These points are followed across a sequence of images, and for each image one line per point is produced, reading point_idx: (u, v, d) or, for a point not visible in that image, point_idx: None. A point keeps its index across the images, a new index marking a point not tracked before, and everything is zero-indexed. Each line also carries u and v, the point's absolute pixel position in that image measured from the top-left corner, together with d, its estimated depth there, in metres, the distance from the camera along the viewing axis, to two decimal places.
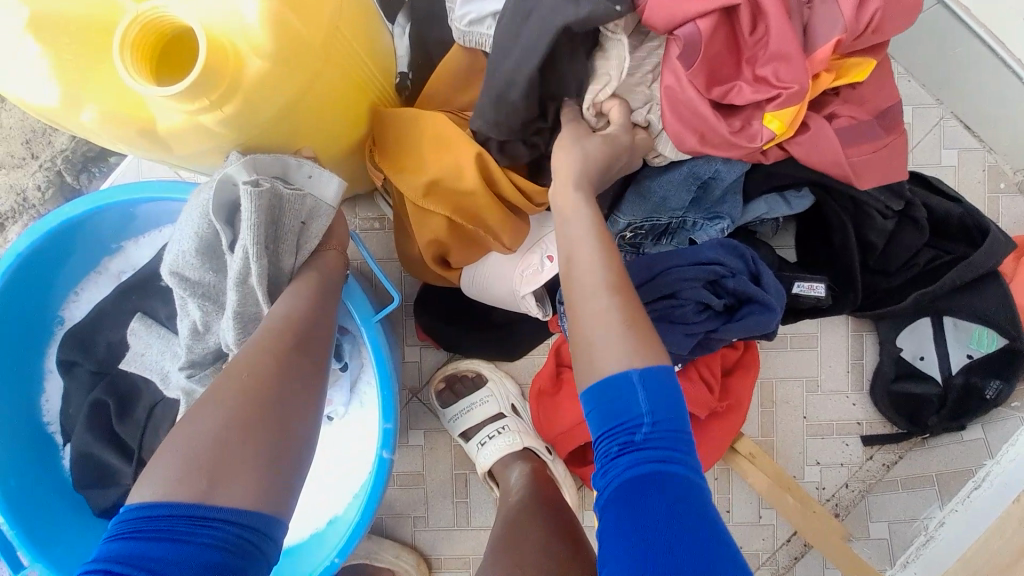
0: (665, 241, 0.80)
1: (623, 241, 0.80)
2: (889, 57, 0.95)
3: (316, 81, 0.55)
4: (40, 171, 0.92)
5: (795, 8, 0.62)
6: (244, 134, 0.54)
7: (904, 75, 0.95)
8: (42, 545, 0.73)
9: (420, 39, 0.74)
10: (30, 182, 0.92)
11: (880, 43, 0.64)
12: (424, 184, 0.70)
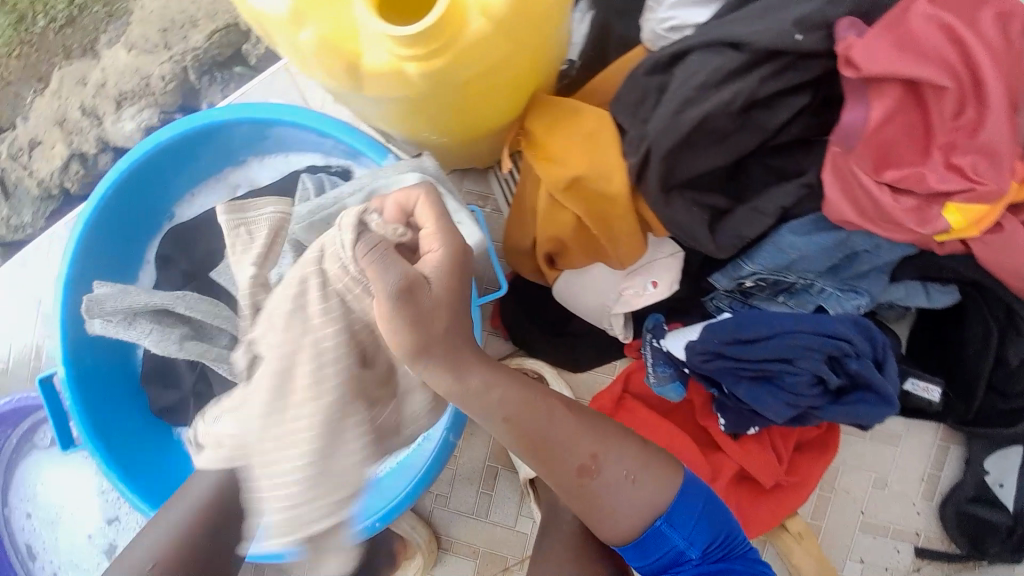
0: (782, 298, 0.78)
1: (740, 286, 0.79)
2: None
3: (518, 54, 0.52)
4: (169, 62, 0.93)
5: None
6: (433, 91, 0.51)
7: None
8: (101, 427, 0.75)
9: (600, 30, 0.72)
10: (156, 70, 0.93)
11: None
12: (566, 179, 0.65)
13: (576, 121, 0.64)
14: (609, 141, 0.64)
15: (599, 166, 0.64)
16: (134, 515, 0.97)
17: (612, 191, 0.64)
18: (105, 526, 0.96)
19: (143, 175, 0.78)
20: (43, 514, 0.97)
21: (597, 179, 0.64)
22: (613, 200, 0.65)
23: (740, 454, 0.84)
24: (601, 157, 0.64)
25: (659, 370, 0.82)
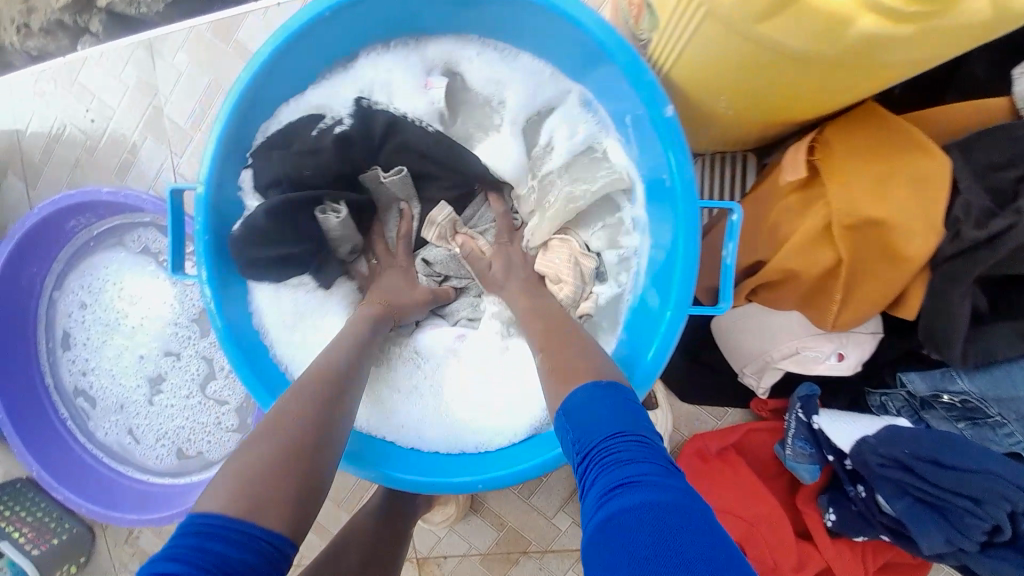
0: (960, 425, 0.69)
1: (927, 397, 0.71)
2: None
3: (949, 54, 0.42)
4: None
5: None
6: (840, 58, 0.42)
7: None
8: (225, 268, 0.66)
9: None
10: None
11: None
12: (864, 215, 0.54)
13: (900, 161, 0.54)
14: (933, 196, 0.54)
15: (908, 220, 0.54)
16: (195, 358, 0.90)
17: (906, 253, 0.55)
18: (161, 357, 0.90)
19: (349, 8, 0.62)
20: (99, 314, 0.91)
21: (897, 231, 0.54)
22: (899, 262, 0.56)
23: (833, 556, 0.77)
24: (915, 211, 0.54)
25: (798, 446, 0.75)
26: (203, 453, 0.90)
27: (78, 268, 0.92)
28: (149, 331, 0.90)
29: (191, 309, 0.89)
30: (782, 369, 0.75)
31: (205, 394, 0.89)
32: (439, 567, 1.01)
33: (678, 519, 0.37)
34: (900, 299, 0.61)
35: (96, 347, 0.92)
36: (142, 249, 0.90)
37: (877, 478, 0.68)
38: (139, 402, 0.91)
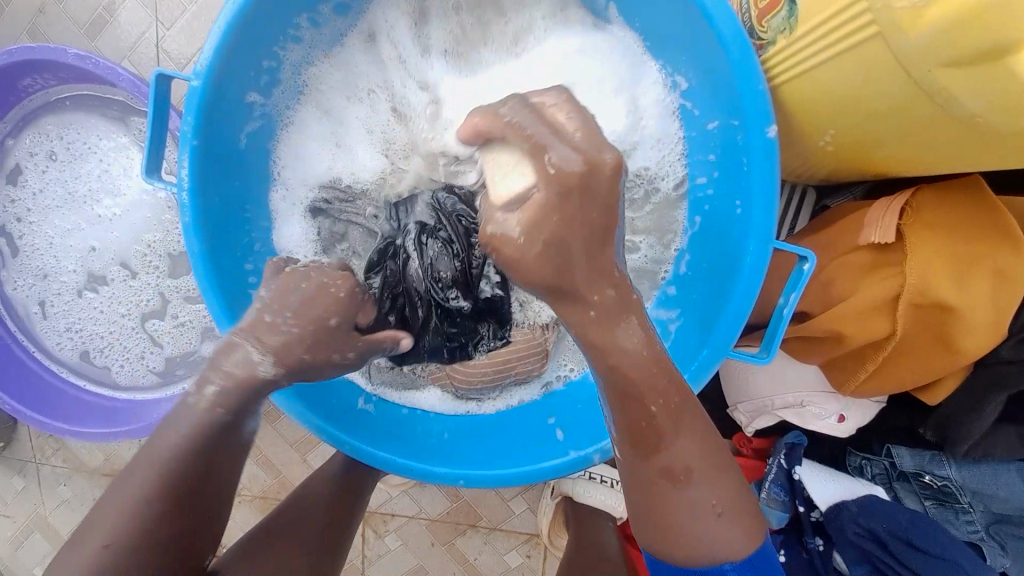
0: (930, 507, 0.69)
1: (907, 473, 0.70)
2: None
3: None
4: None
5: None
6: (988, 134, 0.36)
7: None
8: (208, 182, 0.56)
9: None
10: None
11: None
12: (936, 297, 0.50)
13: (992, 250, 0.49)
14: (1014, 298, 0.50)
15: (978, 312, 0.50)
16: (149, 281, 0.80)
17: (961, 345, 0.51)
18: (115, 264, 0.79)
19: None
20: (48, 189, 0.79)
21: (963, 323, 0.50)
22: (950, 351, 0.52)
23: None
24: (989, 305, 0.50)
25: (774, 491, 0.76)
26: (144, 372, 0.82)
27: (37, 124, 0.78)
28: (106, 228, 0.78)
29: (160, 218, 0.78)
30: (777, 415, 0.73)
31: (144, 327, 0.81)
32: (385, 524, 1.00)
33: None
34: (931, 386, 0.59)
35: (40, 218, 0.80)
36: (117, 137, 0.77)
37: (846, 541, 0.69)
38: (79, 296, 0.81)
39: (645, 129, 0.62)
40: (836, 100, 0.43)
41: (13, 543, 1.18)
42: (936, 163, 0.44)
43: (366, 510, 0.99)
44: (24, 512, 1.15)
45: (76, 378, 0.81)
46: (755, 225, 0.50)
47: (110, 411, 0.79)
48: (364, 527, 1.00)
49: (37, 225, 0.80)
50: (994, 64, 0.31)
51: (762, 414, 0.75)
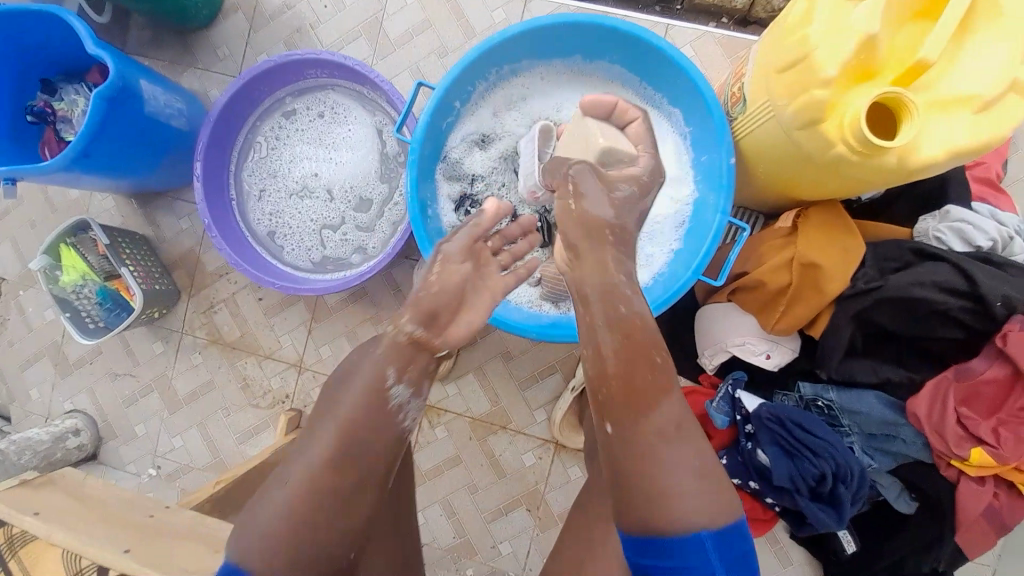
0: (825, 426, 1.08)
1: (812, 403, 1.10)
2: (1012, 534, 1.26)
3: (884, 183, 0.79)
4: None
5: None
6: (824, 163, 0.79)
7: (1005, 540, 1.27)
8: (425, 139, 1.03)
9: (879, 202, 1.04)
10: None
11: None
12: (810, 260, 0.95)
13: (840, 240, 0.95)
14: (850, 265, 0.94)
15: (831, 270, 0.94)
16: (338, 202, 1.24)
17: (825, 288, 0.95)
18: (321, 186, 1.24)
19: (579, 33, 1.02)
20: (294, 131, 1.26)
21: (825, 276, 0.95)
22: (819, 293, 0.96)
23: None
24: (838, 267, 0.94)
25: (721, 403, 1.14)
26: (310, 257, 1.25)
27: (303, 93, 1.25)
28: (329, 166, 1.24)
29: (363, 168, 1.24)
30: (728, 352, 1.13)
31: (323, 230, 1.24)
32: (439, 416, 1.36)
33: None
34: (814, 322, 1.01)
35: (284, 146, 1.26)
36: (354, 116, 1.25)
37: (765, 428, 1.08)
38: (287, 197, 1.25)
39: (665, 160, 1.10)
40: (762, 147, 0.89)
41: (130, 401, 1.47)
42: (820, 185, 0.87)
43: (429, 403, 1.35)
44: (153, 373, 1.46)
45: (265, 250, 1.25)
46: (718, 209, 0.97)
47: (285, 275, 1.21)
48: (424, 417, 1.36)
49: (285, 147, 1.26)
50: (815, 128, 0.76)
51: (719, 351, 1.15)
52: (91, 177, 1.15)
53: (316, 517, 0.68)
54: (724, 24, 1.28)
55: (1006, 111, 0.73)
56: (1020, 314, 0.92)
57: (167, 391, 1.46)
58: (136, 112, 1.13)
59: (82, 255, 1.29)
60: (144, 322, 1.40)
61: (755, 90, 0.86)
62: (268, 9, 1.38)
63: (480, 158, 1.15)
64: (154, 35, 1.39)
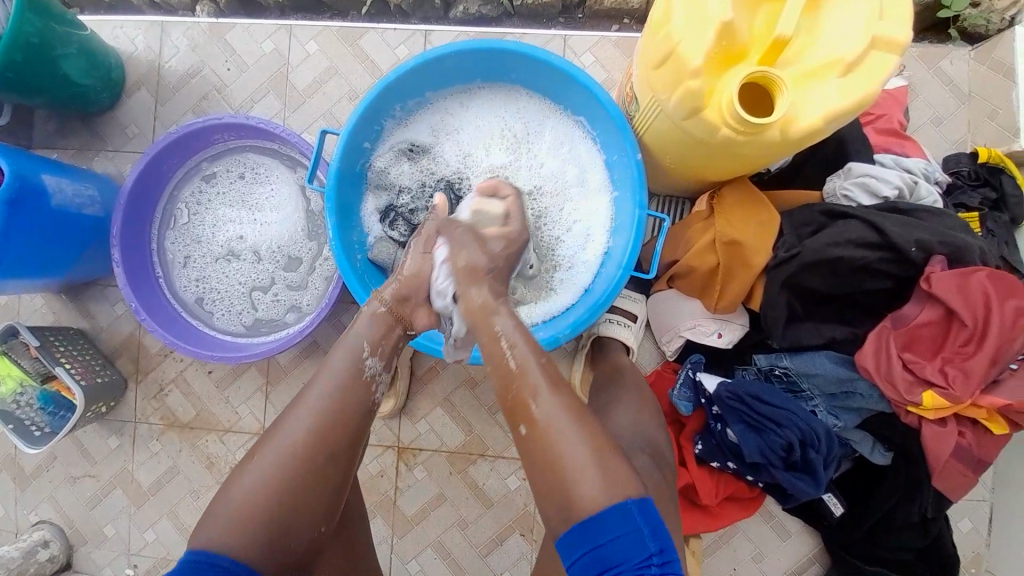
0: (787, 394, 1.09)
1: (770, 374, 1.10)
2: (993, 464, 1.27)
3: (777, 156, 0.81)
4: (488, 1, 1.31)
5: (974, 348, 0.95)
6: (717, 147, 0.81)
7: (987, 471, 1.28)
8: (338, 186, 1.02)
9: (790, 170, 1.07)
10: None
11: (992, 400, 0.98)
12: (731, 239, 0.98)
13: (756, 214, 0.98)
14: (769, 236, 0.98)
15: (753, 244, 0.98)
16: (266, 263, 1.22)
17: (751, 263, 0.98)
18: (247, 248, 1.22)
19: (471, 57, 1.03)
20: (211, 198, 1.24)
21: (748, 250, 0.98)
22: (748, 268, 0.99)
23: (696, 474, 1.13)
24: (759, 240, 0.98)
25: (683, 390, 1.14)
26: (245, 322, 1.23)
27: (214, 159, 1.23)
28: (252, 226, 1.22)
29: (288, 225, 1.22)
30: (682, 336, 1.13)
31: (255, 292, 1.22)
32: (415, 457, 1.33)
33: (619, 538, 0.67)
34: (752, 295, 1.03)
35: (202, 214, 1.24)
36: (271, 172, 1.24)
37: (729, 407, 1.07)
38: (214, 265, 1.23)
39: (580, 165, 1.11)
40: (661, 139, 0.91)
41: (89, 505, 1.37)
42: (722, 167, 0.89)
43: (402, 445, 1.32)
44: (110, 471, 1.37)
45: (200, 322, 1.22)
46: (635, 205, 0.98)
47: (222, 345, 1.18)
48: (400, 460, 1.33)
49: (205, 215, 1.24)
50: (699, 116, 0.78)
51: (673, 337, 1.15)
52: (4, 285, 1.10)
53: (277, 561, 0.73)
54: (619, 24, 1.32)
55: (873, 68, 0.74)
56: (940, 254, 0.95)
57: (127, 487, 1.37)
58: (43, 210, 1.09)
59: (15, 361, 1.21)
60: (93, 419, 1.33)
61: (642, 87, 0.88)
62: (169, 82, 1.35)
63: (409, 170, 1.13)
64: (55, 125, 1.36)
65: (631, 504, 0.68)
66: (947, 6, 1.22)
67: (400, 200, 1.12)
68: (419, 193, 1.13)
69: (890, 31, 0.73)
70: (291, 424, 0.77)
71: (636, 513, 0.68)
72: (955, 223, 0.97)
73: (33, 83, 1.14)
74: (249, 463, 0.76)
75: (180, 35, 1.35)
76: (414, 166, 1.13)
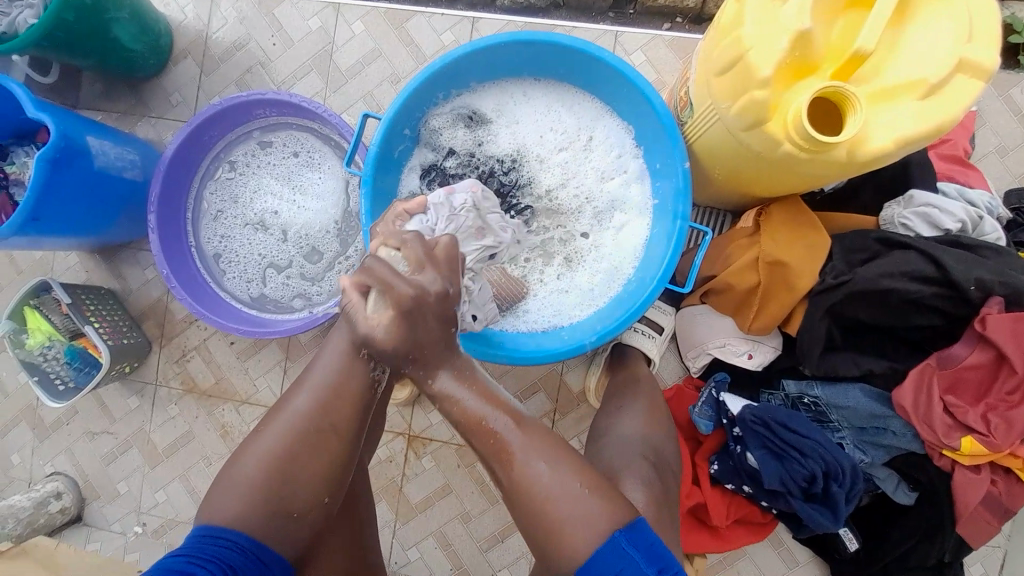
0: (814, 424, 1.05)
1: (798, 403, 1.07)
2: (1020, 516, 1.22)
3: (839, 176, 0.77)
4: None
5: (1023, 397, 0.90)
6: (775, 162, 0.78)
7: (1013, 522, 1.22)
8: (378, 165, 1.00)
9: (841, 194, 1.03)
10: None
11: None
12: (775, 259, 0.94)
13: (804, 235, 0.95)
14: (815, 259, 0.94)
15: (798, 266, 0.94)
16: (292, 240, 1.22)
17: (793, 285, 0.95)
18: (276, 223, 1.22)
19: (529, 48, 1.00)
20: (249, 170, 1.24)
21: (793, 273, 0.94)
22: (789, 290, 0.95)
23: (709, 494, 1.11)
24: (804, 262, 0.94)
25: (705, 408, 1.10)
26: (263, 295, 1.24)
27: (258, 132, 1.23)
28: (286, 203, 1.22)
29: (319, 206, 1.22)
30: (710, 354, 1.09)
31: (276, 266, 1.23)
32: (424, 447, 1.32)
33: (618, 570, 0.67)
34: (789, 319, 0.99)
35: (238, 184, 1.24)
36: (308, 150, 1.23)
37: (752, 431, 1.04)
38: (242, 236, 1.24)
39: (623, 172, 1.08)
40: (713, 149, 0.88)
41: (105, 461, 1.40)
42: (776, 184, 0.85)
43: (412, 434, 1.32)
44: (127, 430, 1.40)
45: (221, 290, 1.23)
46: (677, 216, 0.95)
47: (237, 314, 1.18)
48: (408, 449, 1.32)
49: (241, 185, 1.24)
50: (761, 127, 0.74)
51: (700, 354, 1.11)
52: (42, 240, 1.11)
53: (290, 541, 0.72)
54: (676, 26, 1.27)
55: (955, 93, 0.69)
56: (998, 295, 0.90)
57: (140, 449, 1.40)
58: (86, 170, 1.10)
59: (46, 316, 1.23)
60: (115, 379, 1.35)
61: (700, 93, 0.84)
62: (214, 51, 1.35)
63: (462, 136, 1.10)
64: (99, 86, 1.37)
65: (620, 536, 0.68)
66: (1022, 30, 1.19)
67: (447, 165, 1.10)
68: (467, 162, 1.11)
69: (978, 55, 0.69)
70: (289, 410, 0.76)
71: (626, 543, 0.68)
72: (1017, 263, 0.91)
73: (82, 44, 1.14)
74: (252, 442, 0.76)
75: (229, 5, 1.35)
76: (469, 135, 1.10)
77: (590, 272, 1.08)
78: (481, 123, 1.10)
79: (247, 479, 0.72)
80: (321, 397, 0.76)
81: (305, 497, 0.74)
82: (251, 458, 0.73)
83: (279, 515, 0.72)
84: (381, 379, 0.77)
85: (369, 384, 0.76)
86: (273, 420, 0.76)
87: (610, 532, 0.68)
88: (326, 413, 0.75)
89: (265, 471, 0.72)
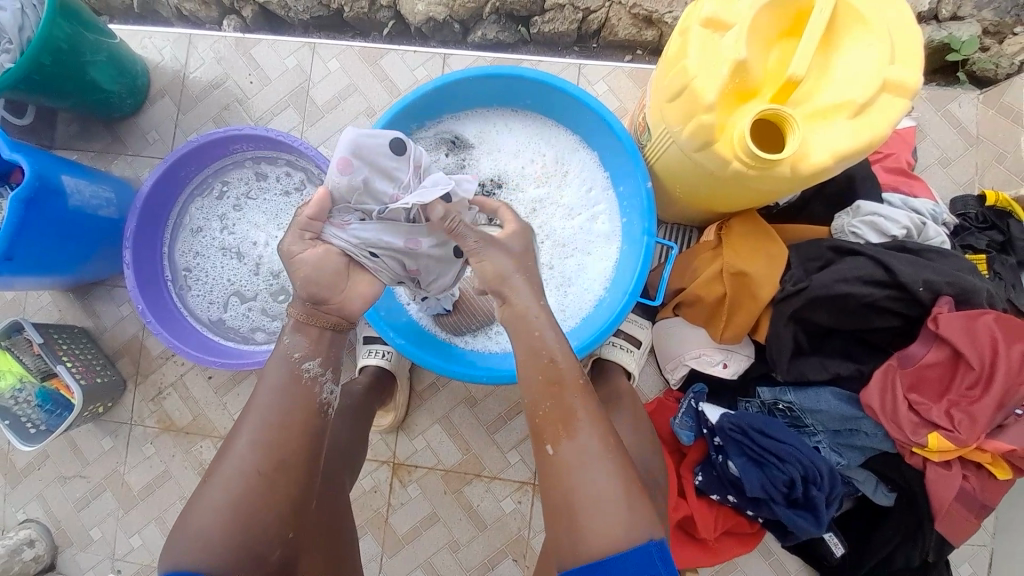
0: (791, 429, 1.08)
1: (773, 409, 1.10)
2: (996, 510, 1.25)
3: (788, 191, 0.82)
4: (510, 27, 1.35)
5: (982, 391, 0.94)
6: (728, 179, 0.82)
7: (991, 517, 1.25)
8: None
9: (798, 208, 1.09)
10: (502, 19, 1.34)
11: (999, 445, 0.96)
12: (739, 269, 0.99)
13: (764, 247, 1.00)
14: (775, 268, 0.99)
15: (761, 275, 0.98)
16: (267, 272, 1.24)
17: (757, 294, 0.99)
18: (254, 256, 1.24)
19: (504, 81, 1.05)
20: (229, 203, 1.26)
21: (756, 282, 0.99)
22: (754, 299, 1.00)
23: (696, 506, 1.11)
24: (766, 271, 0.99)
25: (684, 419, 1.12)
26: (233, 326, 1.24)
27: (240, 166, 1.26)
28: (265, 236, 1.24)
29: None
30: (686, 366, 1.12)
31: (248, 297, 1.24)
32: (410, 474, 1.31)
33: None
34: (758, 326, 1.03)
35: (218, 215, 1.26)
36: (291, 185, 1.25)
37: (730, 438, 1.06)
38: (219, 266, 1.25)
39: (594, 197, 1.13)
40: (672, 168, 0.93)
41: (77, 507, 1.35)
42: (733, 200, 0.90)
43: (397, 461, 1.30)
44: (101, 474, 1.36)
45: (193, 320, 1.23)
46: (644, 233, 0.99)
47: (206, 344, 1.18)
48: (394, 477, 1.31)
49: (221, 217, 1.26)
50: (712, 147, 0.79)
51: (677, 366, 1.14)
52: (15, 279, 1.10)
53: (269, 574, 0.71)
54: (637, 57, 1.35)
55: (885, 110, 0.76)
56: (947, 295, 0.95)
57: (113, 493, 1.35)
58: (60, 209, 1.10)
59: (17, 357, 1.21)
60: (88, 420, 1.32)
61: (655, 117, 0.90)
62: (193, 90, 1.39)
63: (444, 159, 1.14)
64: (77, 127, 1.38)
65: (653, 548, 0.67)
66: (956, 50, 1.28)
67: None
68: None
69: (901, 75, 0.75)
70: (242, 449, 0.73)
71: (657, 555, 0.67)
72: (963, 265, 0.97)
73: (57, 86, 1.16)
74: (209, 477, 0.74)
75: (207, 47, 1.39)
76: (451, 157, 1.14)
77: (563, 291, 1.11)
78: (462, 150, 1.14)
79: (215, 526, 0.70)
80: (291, 435, 0.75)
81: (277, 528, 0.73)
82: (221, 492, 0.72)
83: (257, 547, 0.71)
84: (329, 400, 0.79)
85: (317, 408, 0.77)
86: (220, 463, 0.74)
87: (645, 542, 0.67)
88: (286, 454, 0.74)
89: (239, 511, 0.71)
